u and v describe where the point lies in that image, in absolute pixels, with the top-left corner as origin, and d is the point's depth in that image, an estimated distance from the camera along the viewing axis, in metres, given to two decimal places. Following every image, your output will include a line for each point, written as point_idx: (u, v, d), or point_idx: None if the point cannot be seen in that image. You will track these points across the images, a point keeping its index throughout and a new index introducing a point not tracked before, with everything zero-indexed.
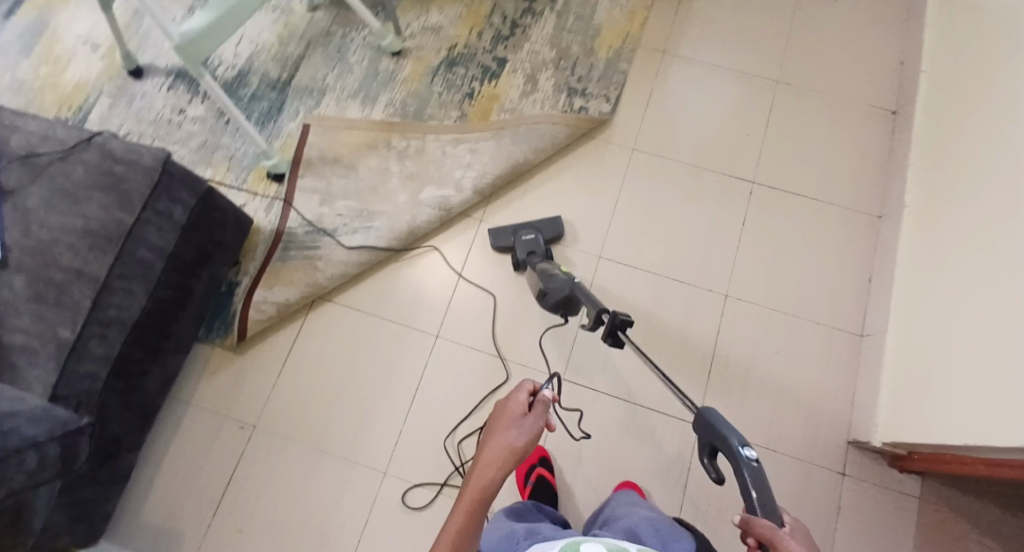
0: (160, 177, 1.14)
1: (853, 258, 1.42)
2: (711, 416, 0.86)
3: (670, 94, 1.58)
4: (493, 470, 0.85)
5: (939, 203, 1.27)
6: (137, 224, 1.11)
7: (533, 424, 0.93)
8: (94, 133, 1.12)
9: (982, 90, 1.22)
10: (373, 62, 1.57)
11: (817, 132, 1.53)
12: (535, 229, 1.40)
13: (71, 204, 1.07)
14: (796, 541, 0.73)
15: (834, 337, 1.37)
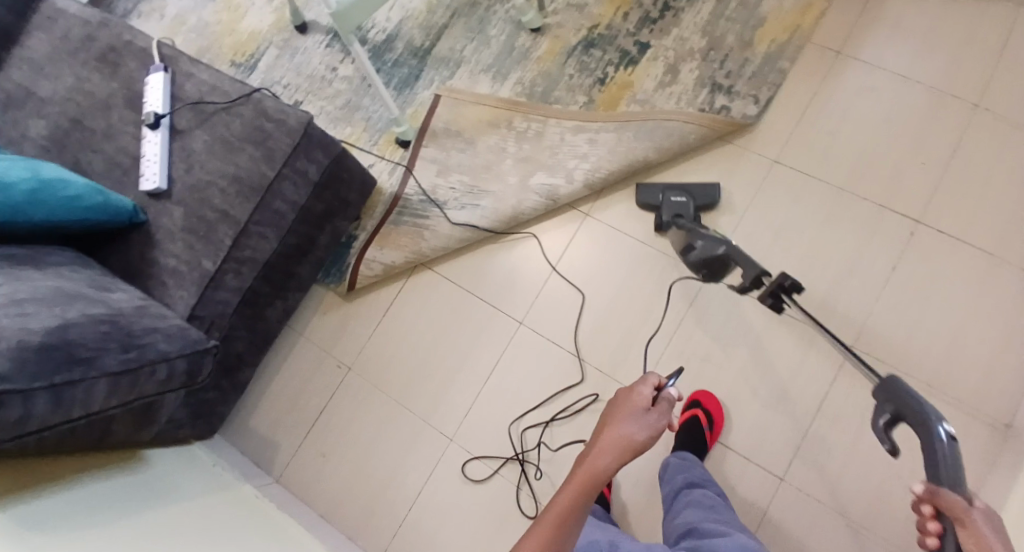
0: (300, 139, 1.24)
1: (1017, 332, 1.19)
2: (898, 386, 0.78)
3: (832, 102, 1.37)
4: (609, 461, 0.82)
5: None
6: (276, 179, 1.22)
7: (656, 421, 0.88)
8: (254, 90, 1.25)
9: None
10: (511, 37, 1.57)
11: (1012, 172, 1.26)
12: (689, 193, 1.35)
13: (226, 152, 1.22)
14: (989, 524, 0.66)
15: (966, 419, 1.16)
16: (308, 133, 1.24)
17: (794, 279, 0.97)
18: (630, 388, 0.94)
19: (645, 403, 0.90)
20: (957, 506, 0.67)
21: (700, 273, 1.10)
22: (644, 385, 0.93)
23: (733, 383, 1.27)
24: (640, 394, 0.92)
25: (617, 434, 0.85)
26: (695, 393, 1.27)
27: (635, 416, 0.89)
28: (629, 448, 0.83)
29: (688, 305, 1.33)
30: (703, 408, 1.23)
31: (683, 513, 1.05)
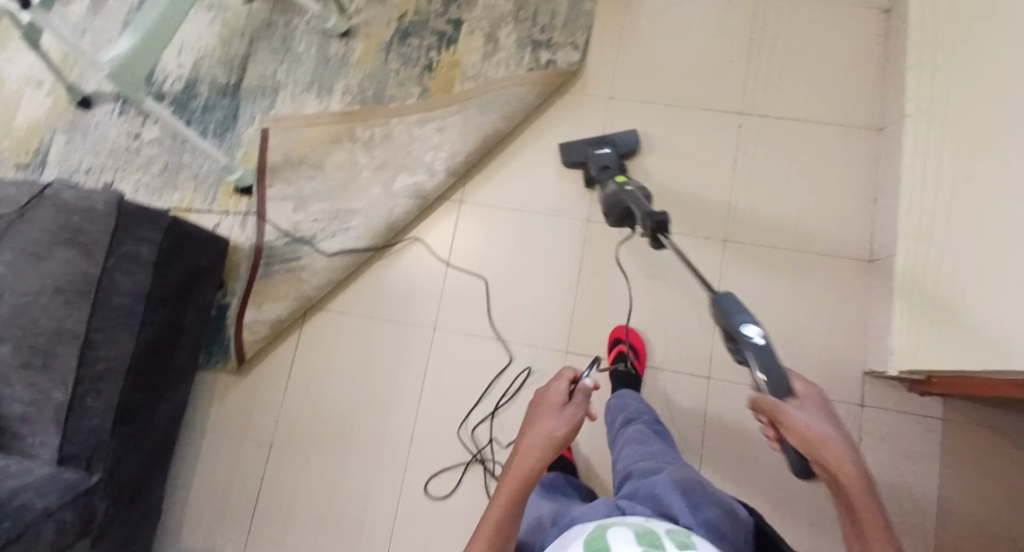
0: (117, 220, 1.06)
1: (857, 179, 1.33)
2: (727, 302, 0.85)
3: (643, 29, 1.46)
4: (536, 460, 0.85)
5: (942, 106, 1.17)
6: (105, 273, 1.04)
7: (574, 418, 0.92)
8: (45, 186, 1.05)
9: None
10: (321, 47, 1.49)
11: (805, 44, 1.41)
12: (613, 144, 1.35)
13: (34, 265, 1.01)
14: (808, 417, 0.76)
15: (843, 265, 1.30)
16: (124, 214, 1.06)
17: (662, 214, 1.01)
18: (545, 388, 0.97)
19: (561, 402, 0.94)
20: (775, 409, 0.76)
21: (613, 220, 1.18)
22: (557, 383, 0.97)
23: (646, 308, 1.32)
24: (556, 392, 0.95)
25: (540, 433, 0.88)
26: (614, 329, 1.31)
27: (554, 415, 0.92)
28: (553, 445, 0.86)
29: (583, 254, 1.37)
30: (627, 343, 1.27)
31: (622, 456, 1.06)
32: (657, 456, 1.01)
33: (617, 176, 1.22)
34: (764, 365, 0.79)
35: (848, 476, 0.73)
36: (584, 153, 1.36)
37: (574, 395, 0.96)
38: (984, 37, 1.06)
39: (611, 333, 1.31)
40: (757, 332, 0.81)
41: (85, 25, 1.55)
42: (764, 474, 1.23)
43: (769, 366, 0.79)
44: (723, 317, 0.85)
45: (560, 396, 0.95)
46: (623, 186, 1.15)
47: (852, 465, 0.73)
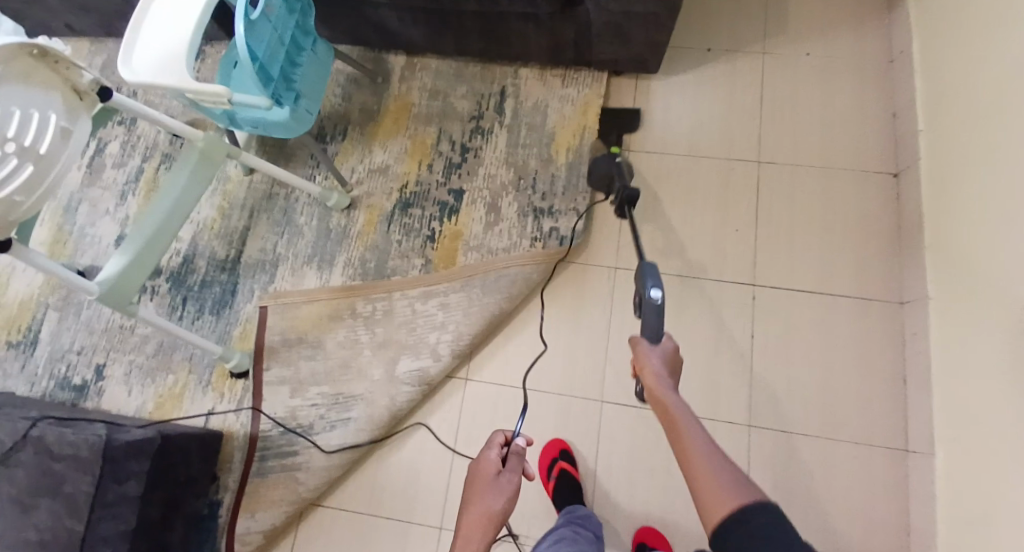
0: (103, 467, 1.01)
1: (877, 356, 1.29)
2: (644, 268, 1.06)
3: (647, 196, 1.44)
4: (476, 542, 0.90)
5: (972, 305, 1.14)
6: (90, 528, 0.99)
7: (509, 485, 0.97)
8: (30, 427, 1.04)
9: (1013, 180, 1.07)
10: (323, 220, 1.48)
11: (812, 212, 1.39)
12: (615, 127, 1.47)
13: (20, 516, 0.99)
14: (656, 354, 0.97)
15: (873, 453, 1.25)
16: (111, 458, 1.02)
17: (634, 192, 1.27)
18: (478, 459, 1.02)
19: (495, 469, 1.00)
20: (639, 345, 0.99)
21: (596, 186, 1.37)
22: (490, 451, 1.02)
23: (666, 502, 1.25)
24: (489, 460, 1.01)
25: (480, 513, 0.92)
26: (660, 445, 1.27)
27: (490, 486, 0.97)
28: (492, 521, 0.92)
29: (596, 436, 1.31)
30: (651, 548, 1.18)
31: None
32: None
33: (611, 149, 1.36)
34: (650, 320, 1.00)
35: (653, 368, 0.95)
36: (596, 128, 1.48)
37: (506, 460, 1.02)
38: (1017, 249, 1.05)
39: (636, 534, 1.22)
40: (658, 294, 1.01)
41: (81, 194, 1.53)
42: None
43: (653, 322, 1.00)
44: (640, 280, 1.05)
45: (494, 464, 1.01)
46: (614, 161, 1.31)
47: (657, 363, 0.95)
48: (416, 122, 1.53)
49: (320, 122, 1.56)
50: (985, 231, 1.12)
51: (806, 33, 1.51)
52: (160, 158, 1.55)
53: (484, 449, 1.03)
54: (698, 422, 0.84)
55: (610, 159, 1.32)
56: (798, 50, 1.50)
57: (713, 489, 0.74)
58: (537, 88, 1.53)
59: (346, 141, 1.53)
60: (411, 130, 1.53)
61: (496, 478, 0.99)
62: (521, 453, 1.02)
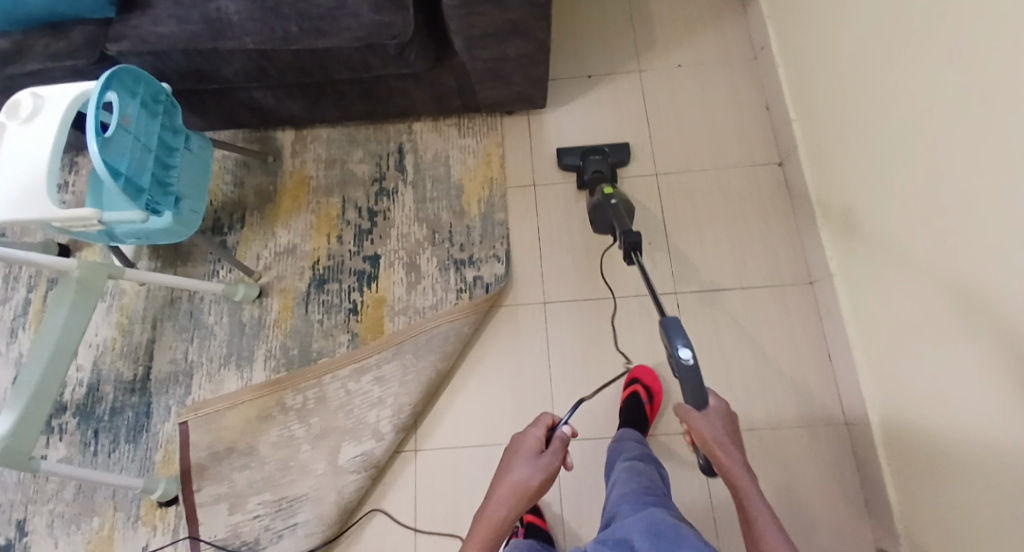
0: None
1: (805, 339, 1.32)
2: (669, 322, 1.00)
3: (558, 227, 1.44)
4: (506, 509, 0.91)
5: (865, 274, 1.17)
6: None
7: (547, 462, 0.96)
8: None
9: (863, 149, 1.13)
10: (233, 314, 1.39)
11: (717, 212, 1.42)
12: (604, 151, 1.43)
13: None
14: (705, 421, 0.97)
15: (821, 435, 1.26)
16: None
17: (637, 235, 1.16)
18: (522, 433, 1.03)
19: (537, 447, 0.99)
20: (685, 411, 0.99)
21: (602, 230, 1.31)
22: (535, 429, 1.02)
23: None
24: (532, 437, 1.01)
25: (513, 481, 0.93)
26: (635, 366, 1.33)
27: (529, 459, 0.98)
28: (525, 492, 0.92)
29: (556, 480, 1.26)
30: None
31: (610, 498, 1.01)
32: (638, 497, 0.96)
33: (605, 188, 1.30)
34: (686, 381, 0.96)
35: (706, 434, 0.96)
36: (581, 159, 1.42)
37: (551, 442, 1.01)
38: (881, 208, 1.09)
39: None
40: (689, 353, 0.97)
41: None
42: None
43: (694, 388, 0.97)
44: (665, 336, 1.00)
45: (536, 442, 1.00)
46: (610, 200, 1.27)
47: (706, 426, 0.97)
48: (317, 195, 1.48)
49: (214, 215, 1.48)
50: (855, 211, 1.18)
51: (671, 44, 1.56)
52: (47, 285, 1.43)
53: (529, 426, 1.03)
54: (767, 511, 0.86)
55: (606, 204, 1.27)
56: (669, 62, 1.54)
57: None
58: (433, 140, 1.51)
59: (245, 228, 1.46)
60: (313, 205, 1.47)
61: (539, 456, 0.98)
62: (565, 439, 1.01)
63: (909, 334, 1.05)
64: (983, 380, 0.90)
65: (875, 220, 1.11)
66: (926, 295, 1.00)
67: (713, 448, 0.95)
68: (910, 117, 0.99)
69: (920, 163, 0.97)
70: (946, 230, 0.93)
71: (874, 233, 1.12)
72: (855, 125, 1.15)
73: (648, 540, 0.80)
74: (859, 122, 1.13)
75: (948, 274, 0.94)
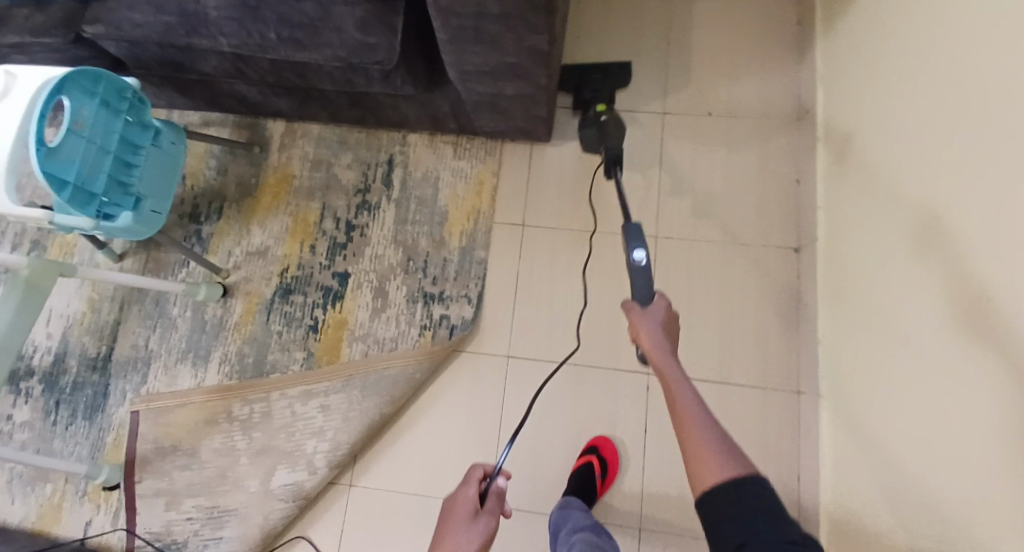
0: None
1: (777, 451, 1.21)
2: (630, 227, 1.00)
3: (540, 274, 1.34)
4: None
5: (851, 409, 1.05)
6: None
7: (484, 527, 0.90)
8: None
9: (882, 279, 0.98)
10: (197, 310, 1.38)
11: (711, 290, 1.29)
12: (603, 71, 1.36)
13: None
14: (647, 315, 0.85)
15: None
16: None
17: None
18: (455, 494, 0.95)
19: (472, 508, 0.93)
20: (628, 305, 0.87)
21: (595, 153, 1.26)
22: (467, 487, 0.95)
23: None
24: (466, 496, 0.94)
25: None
26: (593, 438, 1.24)
27: (464, 527, 0.90)
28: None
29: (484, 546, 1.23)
30: None
31: None
32: None
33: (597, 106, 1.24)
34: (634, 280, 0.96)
35: (643, 327, 0.84)
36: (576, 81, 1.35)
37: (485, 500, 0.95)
38: (886, 356, 0.94)
39: None
40: (642, 254, 0.98)
41: None
42: None
43: (643, 285, 0.94)
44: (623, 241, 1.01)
45: (471, 502, 0.94)
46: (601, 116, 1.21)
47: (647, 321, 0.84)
48: (298, 197, 1.42)
49: (193, 201, 1.44)
50: (862, 343, 1.03)
51: (707, 87, 1.38)
52: (29, 247, 1.43)
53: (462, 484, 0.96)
54: (692, 393, 0.70)
55: (596, 122, 1.21)
56: (699, 108, 1.37)
57: (703, 454, 0.63)
58: (426, 157, 1.40)
59: (222, 220, 1.43)
60: (292, 206, 1.42)
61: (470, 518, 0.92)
62: (500, 495, 0.96)
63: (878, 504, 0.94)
64: None
65: (878, 368, 0.97)
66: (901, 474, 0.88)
67: (649, 342, 0.81)
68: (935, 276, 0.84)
69: (930, 333, 0.83)
70: (933, 421, 0.81)
71: (872, 380, 0.98)
72: (883, 251, 0.98)
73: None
74: (887, 249, 0.97)
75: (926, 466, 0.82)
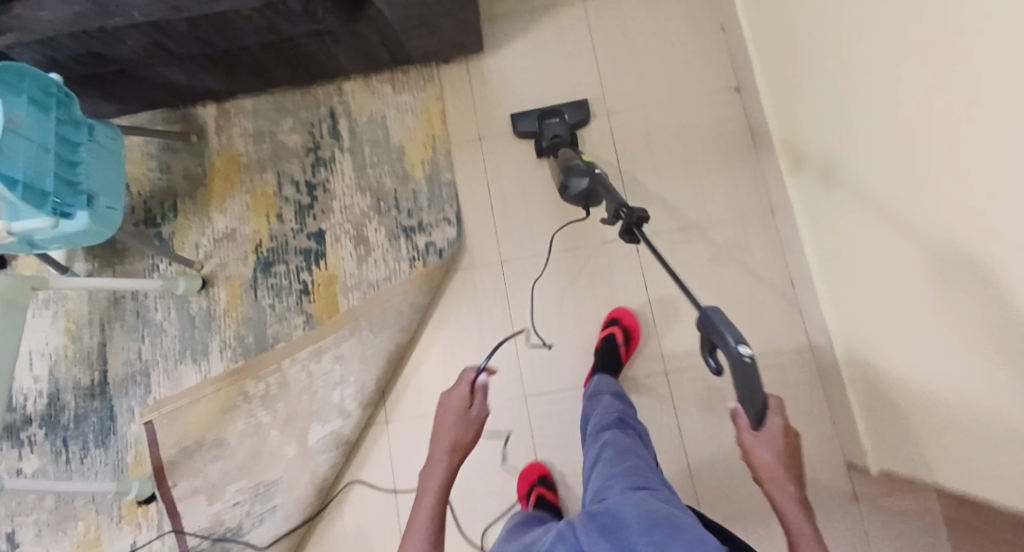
0: None
1: (768, 268, 1.30)
2: (711, 311, 0.72)
3: (510, 178, 1.38)
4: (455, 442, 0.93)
5: (818, 202, 1.15)
6: None
7: (477, 417, 0.97)
8: None
9: (814, 74, 1.06)
10: (181, 308, 1.36)
11: (668, 148, 1.37)
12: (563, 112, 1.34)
13: None
14: (753, 434, 0.78)
15: (782, 362, 1.26)
16: None
17: (641, 211, 0.90)
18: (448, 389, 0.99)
19: (465, 402, 0.98)
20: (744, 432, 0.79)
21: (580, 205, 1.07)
22: (460, 385, 0.99)
23: None
24: (458, 392, 0.99)
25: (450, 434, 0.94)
26: (614, 310, 1.30)
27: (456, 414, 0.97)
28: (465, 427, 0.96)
29: (529, 436, 1.29)
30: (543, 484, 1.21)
31: (592, 481, 0.84)
32: (624, 480, 0.78)
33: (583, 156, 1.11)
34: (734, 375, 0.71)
35: (763, 453, 0.77)
36: (539, 124, 1.34)
37: (474, 394, 1.00)
38: (839, 137, 1.02)
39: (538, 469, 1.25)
40: (745, 351, 0.69)
41: None
42: None
43: (747, 393, 0.71)
44: (709, 331, 0.73)
45: (460, 394, 0.99)
46: (594, 169, 1.04)
47: (767, 448, 0.77)
48: (250, 173, 1.41)
49: (145, 206, 1.42)
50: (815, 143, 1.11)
51: None
52: None
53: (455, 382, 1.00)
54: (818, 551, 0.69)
55: (586, 170, 1.04)
56: None
57: None
58: (367, 101, 1.42)
59: (179, 217, 1.41)
60: (247, 183, 1.41)
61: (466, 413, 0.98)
62: (485, 391, 1.01)
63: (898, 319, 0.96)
64: (943, 332, 0.84)
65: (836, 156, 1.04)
66: (913, 288, 0.89)
67: (765, 469, 0.76)
68: (855, 44, 0.91)
69: (891, 124, 0.86)
70: (898, 173, 0.87)
71: (833, 169, 1.05)
72: (820, 54, 1.03)
73: (595, 533, 0.67)
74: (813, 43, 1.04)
75: (900, 215, 0.88)
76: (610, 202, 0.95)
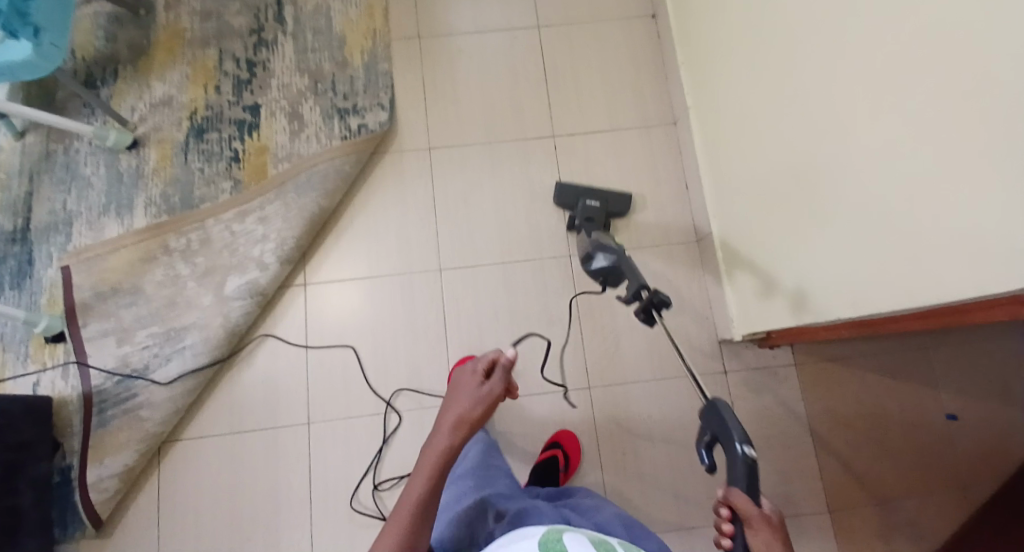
0: None
1: (665, 169, 1.44)
2: (720, 406, 0.82)
3: (443, 75, 1.49)
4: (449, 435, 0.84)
5: (707, 99, 1.30)
6: None
7: (487, 397, 0.90)
8: None
9: None
10: (111, 164, 1.39)
11: (589, 61, 1.51)
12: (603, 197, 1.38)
13: None
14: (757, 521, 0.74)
15: (673, 250, 1.40)
16: None
17: (663, 298, 0.92)
18: (462, 372, 0.94)
19: (477, 382, 0.92)
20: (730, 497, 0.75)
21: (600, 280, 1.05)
22: (476, 361, 0.95)
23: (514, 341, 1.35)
24: (471, 374, 0.93)
25: (453, 412, 0.87)
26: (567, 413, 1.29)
27: (467, 392, 0.91)
28: (472, 416, 0.87)
29: (439, 301, 1.36)
30: (563, 448, 1.26)
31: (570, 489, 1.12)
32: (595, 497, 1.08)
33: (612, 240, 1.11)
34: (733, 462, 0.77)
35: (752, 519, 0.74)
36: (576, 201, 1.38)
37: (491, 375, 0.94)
38: (725, 29, 1.18)
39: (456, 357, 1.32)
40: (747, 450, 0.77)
41: None
42: (660, 457, 1.29)
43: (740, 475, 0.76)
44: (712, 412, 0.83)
45: (474, 378, 0.93)
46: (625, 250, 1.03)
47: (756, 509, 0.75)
48: (192, 47, 1.47)
49: (87, 68, 1.45)
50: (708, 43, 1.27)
51: None
52: None
53: (470, 359, 0.96)
54: None
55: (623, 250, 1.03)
56: None
57: None
58: None
59: (119, 82, 1.44)
60: (188, 56, 1.46)
61: (479, 389, 0.91)
62: (506, 371, 0.94)
63: (795, 200, 1.01)
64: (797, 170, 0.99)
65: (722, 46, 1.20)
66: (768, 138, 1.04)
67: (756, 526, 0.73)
68: None
69: None
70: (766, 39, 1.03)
71: (721, 60, 1.21)
72: None
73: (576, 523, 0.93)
74: None
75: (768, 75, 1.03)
76: (632, 280, 0.96)
